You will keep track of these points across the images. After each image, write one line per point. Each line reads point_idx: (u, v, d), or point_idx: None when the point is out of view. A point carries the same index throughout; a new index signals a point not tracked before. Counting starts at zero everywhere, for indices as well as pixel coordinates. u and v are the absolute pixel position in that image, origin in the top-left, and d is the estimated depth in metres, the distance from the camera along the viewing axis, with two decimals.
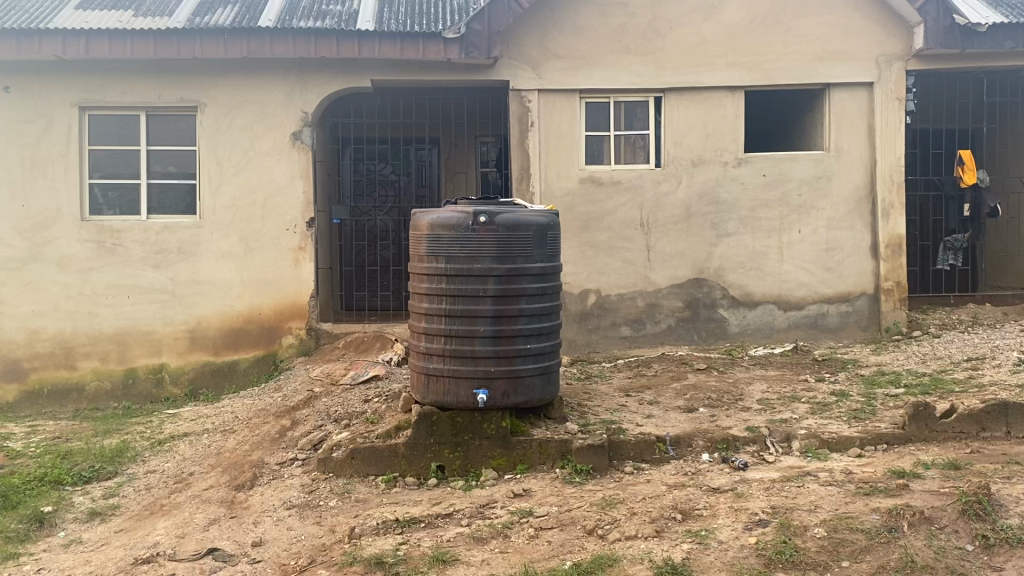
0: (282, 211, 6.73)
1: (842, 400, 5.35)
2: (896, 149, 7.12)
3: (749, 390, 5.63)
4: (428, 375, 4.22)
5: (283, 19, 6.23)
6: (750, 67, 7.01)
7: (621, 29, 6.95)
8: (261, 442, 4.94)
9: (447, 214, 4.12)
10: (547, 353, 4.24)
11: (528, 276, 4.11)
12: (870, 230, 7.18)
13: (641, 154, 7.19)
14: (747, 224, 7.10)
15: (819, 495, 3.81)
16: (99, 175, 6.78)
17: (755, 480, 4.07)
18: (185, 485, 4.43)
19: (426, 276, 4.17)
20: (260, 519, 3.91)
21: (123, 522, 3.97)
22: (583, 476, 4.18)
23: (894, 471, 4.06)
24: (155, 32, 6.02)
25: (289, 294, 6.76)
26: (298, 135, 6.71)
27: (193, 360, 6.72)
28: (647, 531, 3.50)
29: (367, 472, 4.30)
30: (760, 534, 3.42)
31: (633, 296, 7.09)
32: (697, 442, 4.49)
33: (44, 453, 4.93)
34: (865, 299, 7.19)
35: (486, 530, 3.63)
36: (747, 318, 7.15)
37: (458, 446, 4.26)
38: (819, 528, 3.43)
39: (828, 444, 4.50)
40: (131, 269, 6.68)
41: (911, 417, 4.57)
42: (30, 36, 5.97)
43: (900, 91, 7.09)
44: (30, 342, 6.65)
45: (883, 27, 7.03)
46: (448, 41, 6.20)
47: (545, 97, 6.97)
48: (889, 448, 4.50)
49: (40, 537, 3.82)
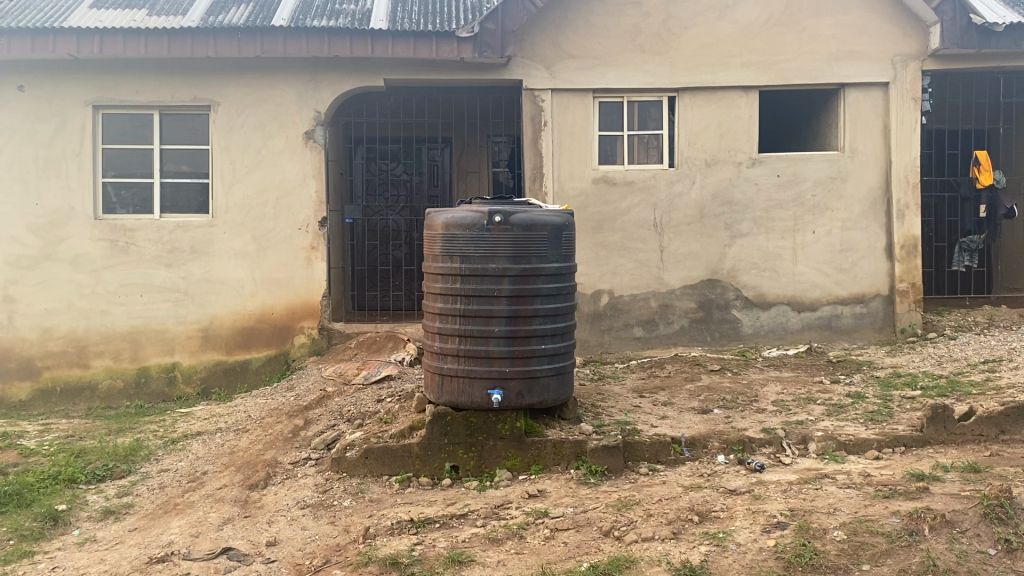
0: (294, 210, 6.72)
1: (858, 402, 5.29)
2: (912, 149, 7.05)
3: (764, 392, 5.59)
4: (442, 375, 4.20)
5: (297, 18, 6.23)
6: (765, 66, 6.96)
7: (635, 28, 6.91)
8: (274, 441, 4.91)
9: (461, 213, 4.10)
10: (562, 354, 4.22)
11: (543, 276, 4.08)
12: (885, 231, 7.12)
13: (655, 154, 7.15)
14: (761, 224, 7.05)
15: (837, 498, 3.76)
16: (113, 174, 6.78)
17: (771, 482, 4.02)
18: (199, 484, 4.41)
19: (441, 276, 4.15)
20: (274, 518, 3.89)
21: (137, 521, 3.96)
22: (598, 477, 4.14)
23: (913, 474, 4.00)
24: (169, 32, 6.02)
25: (301, 293, 6.74)
26: (311, 134, 6.70)
27: (205, 359, 6.72)
28: (664, 532, 3.47)
29: (380, 472, 4.28)
30: (779, 536, 3.38)
31: (646, 296, 7.06)
32: (713, 444, 4.45)
33: (57, 452, 4.92)
34: (879, 301, 7.13)
35: (502, 531, 3.60)
36: (761, 319, 7.10)
37: (472, 446, 4.24)
38: (838, 530, 3.38)
39: (846, 447, 4.45)
40: (143, 268, 6.68)
41: (930, 419, 4.52)
42: (44, 34, 5.97)
43: (915, 91, 7.02)
44: (44, 340, 6.67)
45: (899, 27, 6.97)
46: (462, 40, 6.18)
47: (557, 97, 6.94)
48: (907, 450, 4.45)
49: (55, 535, 3.82)
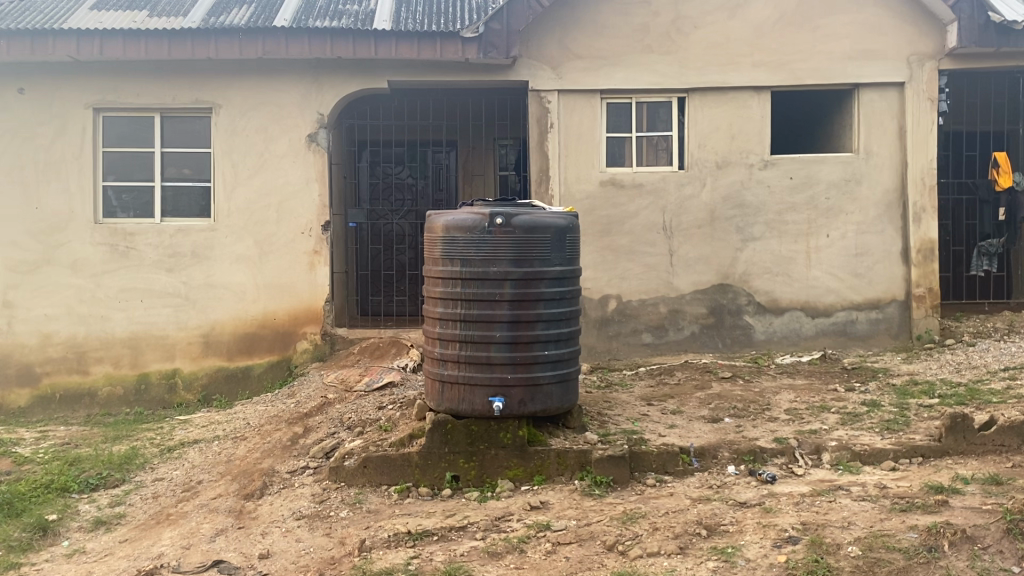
0: (297, 214, 6.64)
1: (874, 411, 5.12)
2: (929, 151, 6.87)
3: (776, 400, 5.43)
4: (443, 382, 4.08)
5: (300, 19, 6.15)
6: (776, 65, 6.82)
7: (644, 27, 6.79)
8: (272, 449, 4.81)
9: (462, 215, 3.99)
10: (566, 360, 4.08)
11: (547, 280, 3.96)
12: (901, 235, 6.94)
13: (664, 156, 7.01)
14: (773, 228, 6.90)
15: (852, 511, 3.59)
16: (113, 178, 6.73)
17: (783, 494, 3.86)
18: (193, 493, 4.32)
19: (441, 280, 4.03)
20: (269, 530, 3.78)
21: (127, 532, 3.87)
22: (603, 488, 4.00)
23: (931, 486, 3.82)
24: (170, 33, 5.96)
25: (304, 298, 6.65)
26: (315, 137, 6.62)
27: (206, 365, 6.64)
28: (670, 547, 3.33)
29: (379, 482, 4.16)
30: (790, 551, 3.23)
31: (656, 301, 6.91)
32: (723, 454, 4.30)
33: (51, 460, 4.85)
34: (895, 306, 6.95)
35: (501, 545, 3.47)
36: (773, 326, 6.93)
37: (473, 456, 4.11)
38: (853, 546, 3.23)
39: (861, 457, 4.29)
40: (144, 272, 6.62)
41: (948, 429, 4.34)
42: (43, 36, 5.93)
43: (932, 91, 6.85)
44: (44, 346, 6.62)
45: (915, 26, 6.81)
46: (467, 40, 6.09)
47: (565, 98, 6.82)
48: (925, 461, 4.28)
49: (43, 546, 3.74)
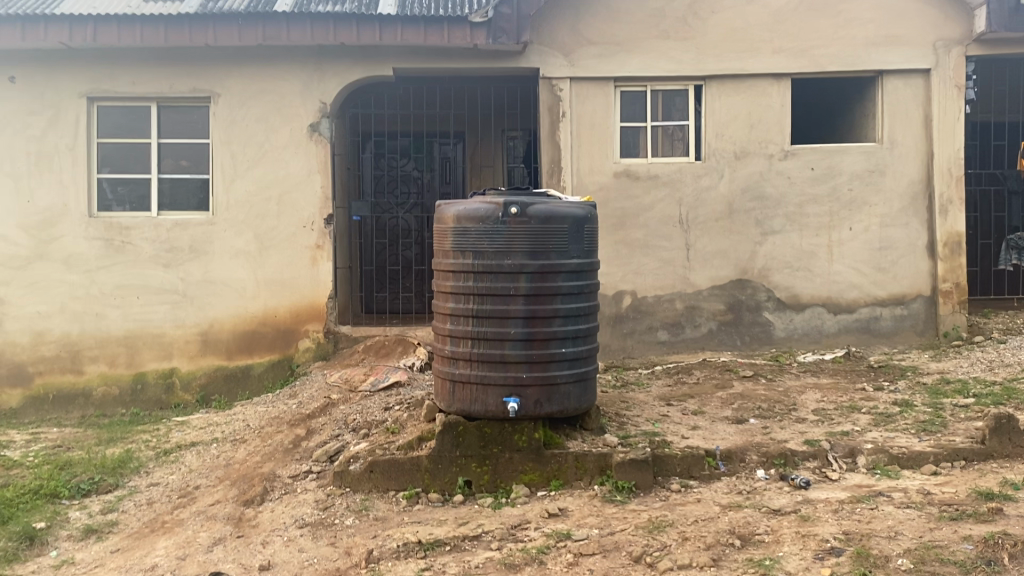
0: (299, 207, 6.40)
1: (907, 411, 4.84)
2: (956, 140, 6.59)
3: (802, 400, 5.17)
4: (453, 382, 3.83)
5: (301, 3, 5.92)
6: (797, 51, 6.55)
7: (659, 12, 6.53)
8: (273, 452, 4.56)
9: (475, 204, 3.73)
10: (584, 358, 3.83)
11: (563, 273, 3.71)
12: (927, 228, 6.66)
13: (680, 146, 6.73)
14: (793, 221, 6.63)
15: (897, 519, 3.33)
16: (108, 170, 6.50)
17: (819, 501, 3.59)
18: (190, 500, 4.07)
19: (451, 273, 3.78)
20: (270, 539, 3.53)
21: (120, 541, 3.63)
22: (625, 494, 3.75)
23: (980, 492, 3.56)
24: (166, 18, 5.73)
25: (306, 294, 6.41)
26: (315, 127, 6.38)
27: (204, 364, 6.40)
28: (702, 559, 3.07)
29: (386, 487, 3.91)
30: (834, 564, 2.96)
31: (671, 298, 6.65)
32: (751, 457, 4.04)
33: (41, 463, 4.62)
34: (921, 301, 6.68)
35: (519, 556, 3.21)
36: (794, 322, 6.66)
37: (486, 459, 3.86)
38: (903, 558, 2.96)
39: (899, 461, 4.02)
40: (140, 268, 6.38)
41: (993, 430, 4.07)
42: (34, 22, 5.71)
43: (959, 78, 6.57)
44: (36, 345, 6.39)
45: (941, 10, 6.55)
46: (475, 25, 5.83)
47: (576, 85, 6.57)
48: (968, 465, 4.00)
49: (29, 556, 3.51)
